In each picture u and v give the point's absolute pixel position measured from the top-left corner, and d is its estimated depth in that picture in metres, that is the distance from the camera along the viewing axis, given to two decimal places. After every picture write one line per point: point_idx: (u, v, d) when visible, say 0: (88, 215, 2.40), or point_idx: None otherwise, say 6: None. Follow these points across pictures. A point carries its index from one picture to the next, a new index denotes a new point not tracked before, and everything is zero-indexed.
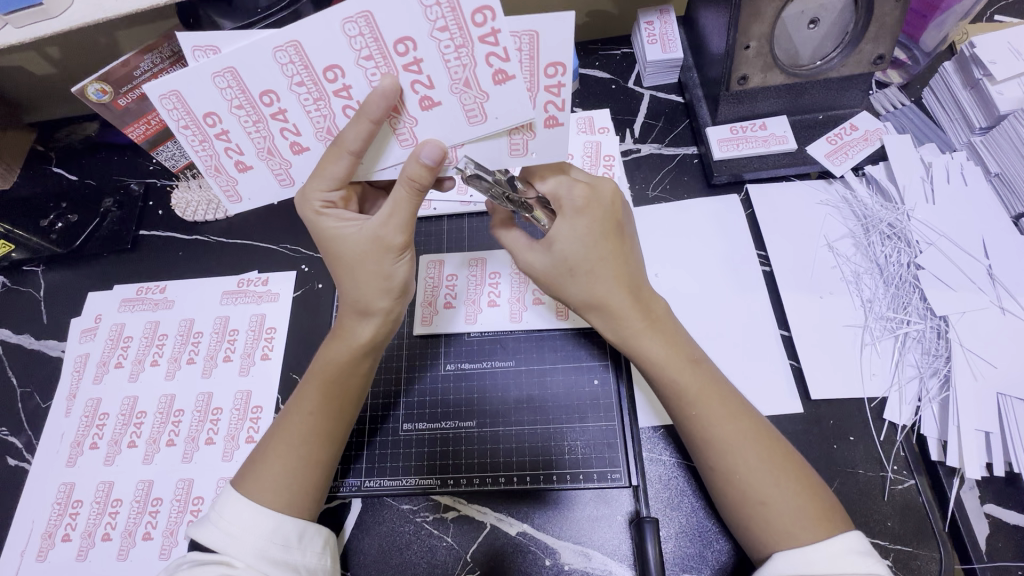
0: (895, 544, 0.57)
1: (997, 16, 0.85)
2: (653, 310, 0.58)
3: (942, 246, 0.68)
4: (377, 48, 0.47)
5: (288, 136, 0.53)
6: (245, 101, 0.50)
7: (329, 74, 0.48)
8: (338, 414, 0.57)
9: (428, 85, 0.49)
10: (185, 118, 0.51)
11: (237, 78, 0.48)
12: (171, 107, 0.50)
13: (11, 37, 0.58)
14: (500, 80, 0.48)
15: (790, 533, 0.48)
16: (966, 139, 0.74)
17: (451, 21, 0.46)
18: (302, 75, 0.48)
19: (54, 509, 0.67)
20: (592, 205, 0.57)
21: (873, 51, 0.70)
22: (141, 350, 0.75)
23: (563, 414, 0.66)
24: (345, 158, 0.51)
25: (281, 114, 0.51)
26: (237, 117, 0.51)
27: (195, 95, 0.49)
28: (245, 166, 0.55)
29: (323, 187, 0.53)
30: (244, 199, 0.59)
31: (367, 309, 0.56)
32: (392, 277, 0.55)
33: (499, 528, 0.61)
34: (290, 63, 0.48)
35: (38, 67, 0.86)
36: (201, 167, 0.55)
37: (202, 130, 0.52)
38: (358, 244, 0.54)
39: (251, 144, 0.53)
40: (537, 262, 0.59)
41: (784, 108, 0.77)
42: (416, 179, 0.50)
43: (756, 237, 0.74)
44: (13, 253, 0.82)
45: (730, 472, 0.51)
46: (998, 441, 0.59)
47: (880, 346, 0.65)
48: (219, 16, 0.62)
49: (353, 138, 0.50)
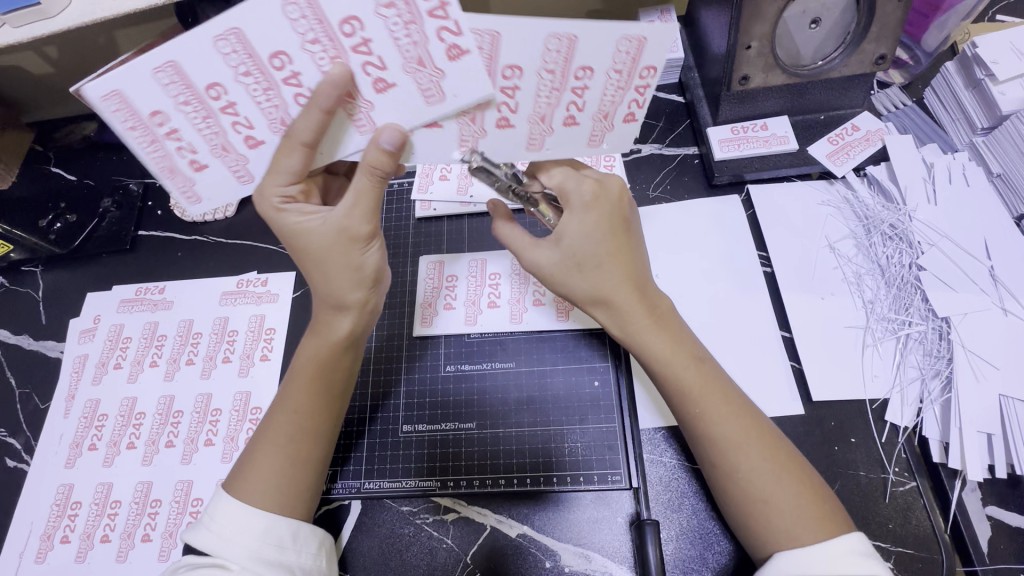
0: (897, 546, 0.57)
1: (999, 16, 0.85)
2: (656, 305, 0.58)
3: (943, 247, 0.67)
4: (321, 30, 0.45)
5: (241, 130, 0.51)
6: (191, 96, 0.48)
7: (275, 60, 0.47)
8: (322, 411, 0.57)
9: (380, 67, 0.48)
10: (130, 118, 0.49)
11: (180, 71, 0.47)
12: (114, 107, 0.48)
13: (10, 37, 0.58)
14: (455, 55, 0.47)
15: (792, 531, 0.48)
16: (968, 139, 0.74)
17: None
18: (248, 65, 0.47)
19: (53, 511, 0.66)
20: (600, 200, 0.57)
21: (875, 51, 0.69)
22: (140, 351, 0.74)
23: (564, 415, 0.65)
24: (297, 150, 0.50)
25: (230, 106, 0.49)
26: (185, 114, 0.49)
27: (137, 92, 0.47)
28: (200, 166, 0.53)
29: (279, 182, 0.52)
30: (204, 200, 0.56)
31: (339, 301, 0.56)
32: (363, 267, 0.55)
33: (499, 529, 0.61)
34: (233, 53, 0.46)
35: (36, 67, 0.86)
36: (155, 170, 0.52)
37: (151, 131, 0.50)
38: (325, 237, 0.53)
39: (203, 141, 0.51)
40: (542, 256, 0.59)
41: (785, 108, 0.77)
42: (378, 166, 0.50)
43: (757, 237, 0.73)
44: (12, 254, 0.82)
45: (731, 470, 0.51)
46: (1000, 443, 0.58)
47: (881, 347, 0.65)
48: (218, 17, 0.63)
49: (304, 129, 0.49)
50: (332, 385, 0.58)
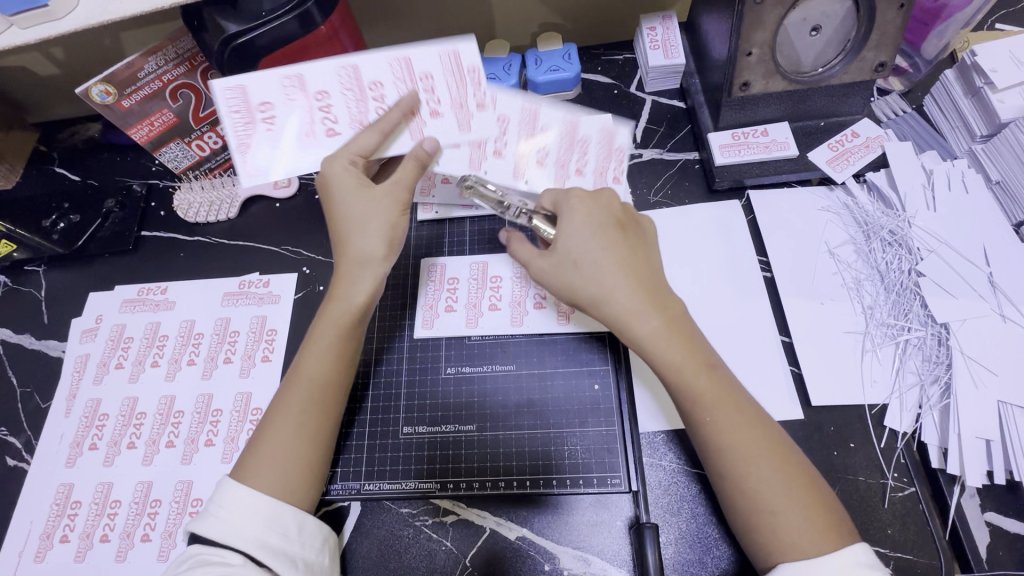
0: (896, 552, 0.57)
1: (998, 24, 0.85)
2: (669, 306, 0.57)
3: (942, 254, 0.68)
4: (405, 73, 0.63)
5: (323, 121, 0.64)
6: (298, 95, 0.63)
7: (371, 85, 0.64)
8: (339, 383, 0.58)
9: None
10: (239, 107, 0.63)
11: (300, 81, 0.63)
12: (232, 97, 0.62)
13: (18, 38, 0.58)
14: (481, 107, 0.66)
15: (797, 543, 0.48)
16: (967, 146, 0.74)
17: (453, 72, 0.65)
18: (352, 86, 0.64)
19: (53, 510, 0.66)
20: (593, 207, 0.60)
21: (875, 59, 0.70)
22: (142, 351, 0.75)
23: (564, 418, 0.66)
24: (369, 137, 0.61)
25: (325, 106, 0.64)
26: (287, 109, 0.63)
27: (257, 88, 0.63)
28: (275, 142, 0.63)
29: (346, 145, 0.60)
30: (261, 175, 0.64)
31: (368, 258, 0.59)
32: (392, 229, 0.59)
33: (498, 532, 0.61)
34: (345, 78, 0.63)
35: (42, 68, 0.87)
36: (234, 145, 0.63)
37: (251, 117, 0.63)
38: (364, 200, 0.59)
39: (290, 126, 0.64)
40: (544, 267, 0.60)
41: (786, 114, 0.77)
42: (422, 155, 0.62)
43: (758, 243, 0.74)
44: (14, 253, 0.82)
45: (739, 480, 0.51)
46: (998, 449, 0.59)
47: (881, 352, 0.65)
48: (224, 20, 0.62)
49: (369, 141, 0.61)
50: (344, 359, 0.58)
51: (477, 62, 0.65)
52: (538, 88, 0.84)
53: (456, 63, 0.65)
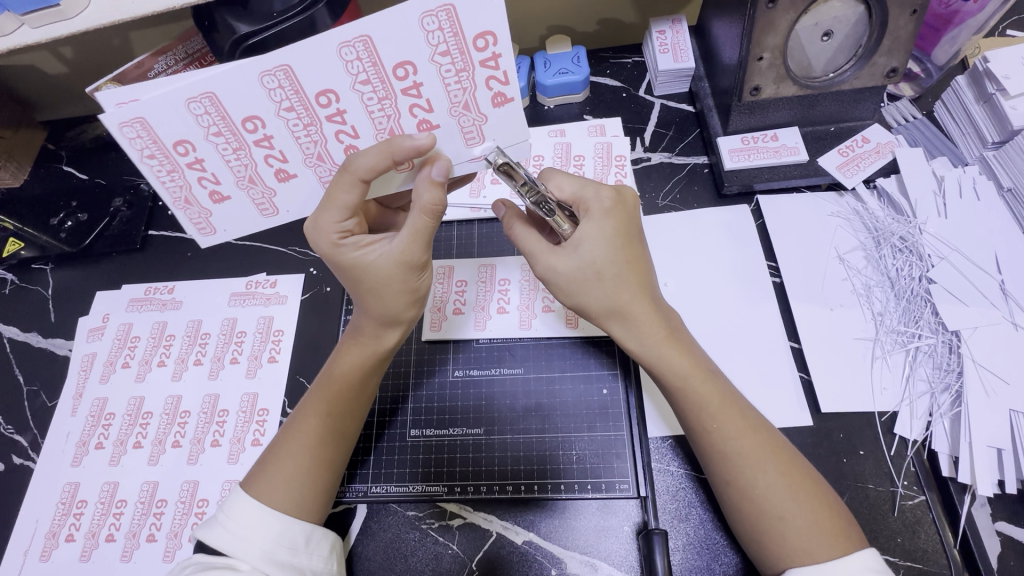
0: (906, 560, 0.57)
1: (1009, 31, 0.85)
2: (670, 320, 0.58)
3: (953, 261, 0.67)
4: (376, 72, 0.48)
5: (272, 163, 0.53)
6: (224, 128, 0.49)
7: (322, 98, 0.49)
8: (351, 413, 0.58)
9: (428, 109, 0.51)
10: (149, 147, 0.49)
11: (216, 103, 0.48)
12: (133, 135, 0.48)
13: (29, 37, 0.58)
14: (499, 102, 0.52)
15: (805, 548, 0.48)
16: (979, 153, 0.74)
17: (452, 44, 0.47)
18: (292, 100, 0.49)
19: (58, 509, 0.66)
20: (619, 208, 0.57)
21: (887, 64, 0.70)
22: (148, 351, 0.74)
23: (571, 423, 0.65)
24: (355, 186, 0.51)
25: (266, 140, 0.51)
26: (214, 145, 0.51)
27: (161, 122, 0.48)
28: (220, 197, 0.55)
29: (335, 218, 0.53)
30: (218, 231, 0.58)
31: (393, 320, 0.57)
32: (418, 289, 0.56)
33: (504, 536, 0.61)
34: (279, 88, 0.48)
35: (52, 67, 0.87)
36: (169, 200, 0.54)
37: (171, 159, 0.51)
38: (383, 270, 0.54)
39: (229, 173, 0.53)
40: (561, 265, 0.56)
41: (796, 119, 0.77)
42: (434, 203, 0.52)
43: (767, 248, 0.74)
44: (22, 251, 0.82)
45: (746, 485, 0.51)
46: (1010, 459, 0.58)
47: (890, 360, 0.65)
48: (235, 20, 0.62)
49: (365, 166, 0.49)
50: (357, 394, 0.58)
51: (488, 24, 0.47)
52: (547, 91, 0.84)
53: (455, 28, 0.46)
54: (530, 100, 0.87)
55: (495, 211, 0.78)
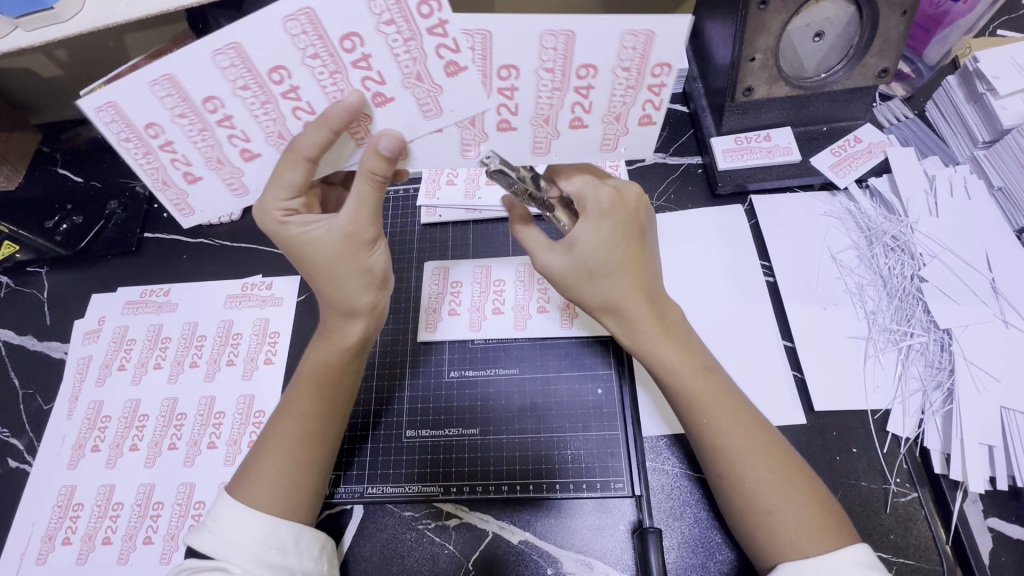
0: (899, 557, 0.57)
1: (1000, 31, 0.86)
2: (668, 315, 0.57)
3: (945, 259, 0.68)
4: (399, 12, 0.44)
5: (301, 116, 0.50)
6: (251, 80, 0.47)
7: (346, 43, 0.46)
8: (329, 412, 0.58)
9: (455, 49, 0.46)
10: (125, 131, 0.50)
11: (241, 54, 0.46)
12: (109, 119, 0.48)
13: (22, 40, 0.58)
14: (453, 72, 0.48)
15: (795, 543, 0.48)
16: (969, 152, 0.74)
17: (635, 64, 0.49)
18: (316, 46, 0.46)
19: (54, 512, 0.66)
20: (617, 209, 0.57)
21: (877, 65, 0.70)
22: (144, 353, 0.75)
23: (566, 422, 0.66)
24: (300, 165, 0.51)
25: (226, 119, 0.50)
26: (242, 100, 0.49)
27: (132, 105, 0.48)
28: (251, 154, 0.53)
29: (281, 196, 0.53)
30: (250, 190, 0.56)
31: (351, 307, 0.57)
32: (372, 270, 0.56)
33: (500, 535, 0.61)
34: (302, 34, 0.45)
35: (46, 69, 0.87)
36: (149, 182, 0.53)
37: (201, 118, 0.50)
38: (330, 245, 0.54)
39: (258, 129, 0.51)
40: (555, 260, 0.59)
41: (788, 120, 0.77)
42: (377, 171, 0.51)
43: (760, 247, 0.74)
44: (17, 254, 0.82)
45: (737, 481, 0.51)
46: (1000, 456, 0.59)
47: (883, 358, 0.65)
48: (230, 23, 0.63)
49: (309, 145, 0.50)
50: (338, 390, 0.58)
51: (668, 57, 0.49)
52: None
53: (567, 53, 0.48)
54: None
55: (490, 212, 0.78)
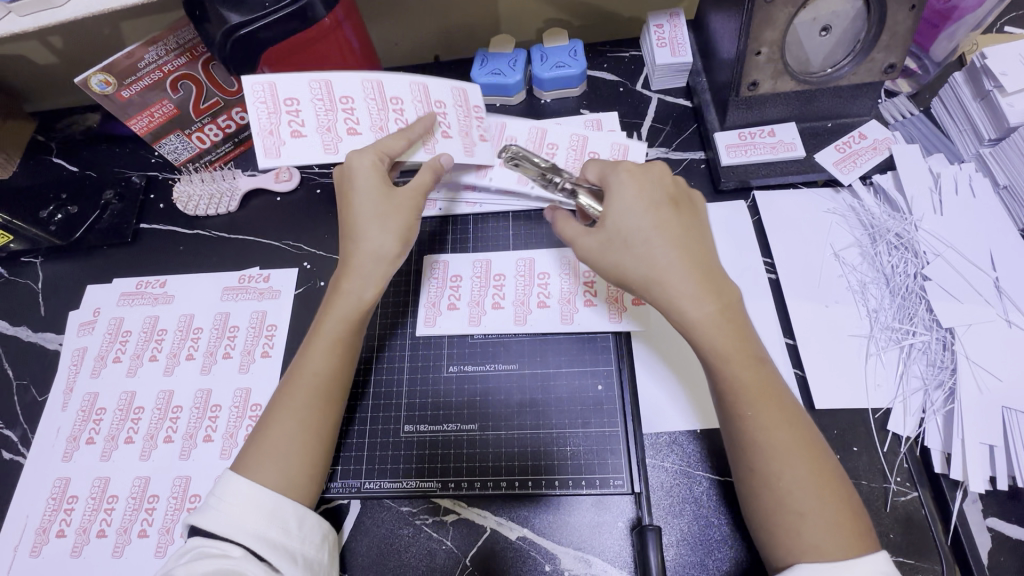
0: (899, 557, 0.57)
1: (1007, 28, 0.85)
2: (724, 293, 0.56)
3: (948, 258, 0.67)
4: (423, 100, 0.68)
5: (349, 122, 0.66)
6: (325, 95, 0.65)
7: (393, 100, 0.67)
8: (338, 379, 0.58)
9: (446, 129, 0.69)
10: (266, 99, 0.64)
11: (326, 86, 0.65)
12: (259, 92, 0.64)
13: (16, 25, 0.58)
14: None
15: (822, 545, 0.48)
16: (974, 150, 0.74)
17: (620, 155, 0.76)
18: (375, 96, 0.67)
19: (49, 504, 0.66)
20: (642, 179, 0.59)
21: (885, 60, 0.69)
22: (140, 345, 0.74)
23: (566, 419, 0.65)
24: (373, 154, 0.62)
25: (350, 110, 0.66)
26: (315, 106, 0.65)
27: (285, 84, 0.64)
28: (298, 134, 0.65)
29: (368, 159, 0.62)
30: (280, 158, 0.64)
31: (390, 255, 0.61)
32: (408, 227, 0.62)
33: (499, 532, 0.61)
34: (370, 91, 0.67)
35: (41, 56, 0.86)
36: (256, 129, 0.64)
37: (275, 106, 0.64)
38: (378, 200, 0.61)
39: (316, 121, 0.65)
40: (590, 242, 0.60)
41: (793, 115, 0.76)
42: (428, 177, 0.63)
43: (763, 244, 0.73)
44: (11, 244, 0.81)
45: (772, 477, 0.51)
46: (1001, 455, 0.58)
47: (884, 356, 0.65)
48: (225, 10, 0.61)
49: (392, 146, 0.63)
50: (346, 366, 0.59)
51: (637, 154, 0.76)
52: (543, 84, 0.83)
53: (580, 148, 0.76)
54: (527, 93, 0.86)
55: (490, 206, 0.78)
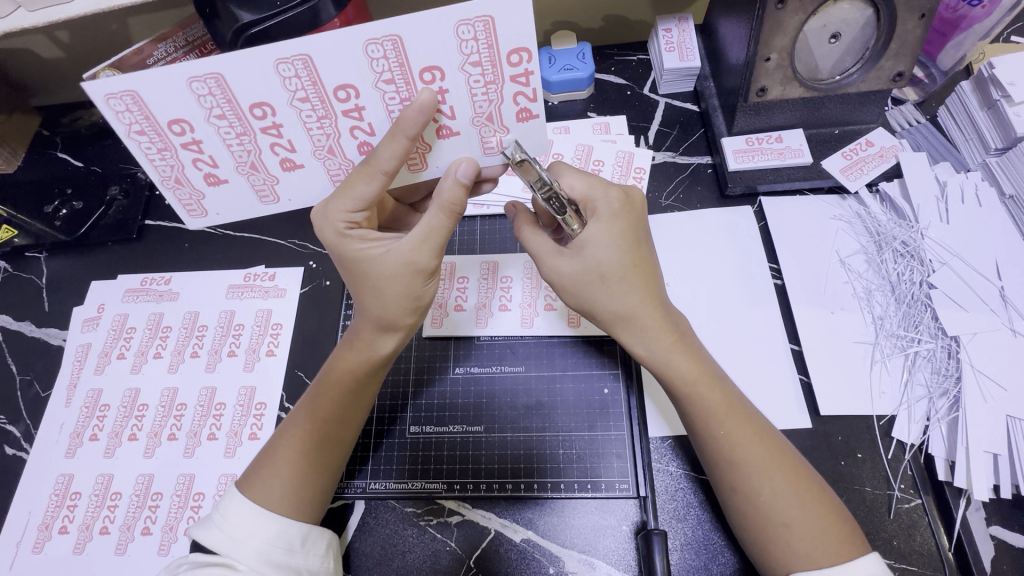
0: (901, 563, 0.57)
1: (1013, 37, 0.85)
2: (678, 326, 0.57)
3: (954, 266, 0.68)
4: (400, 72, 0.48)
5: (279, 151, 0.54)
6: (228, 111, 0.50)
7: (340, 93, 0.49)
8: (348, 418, 0.56)
9: (451, 116, 0.51)
10: (140, 122, 0.50)
11: (221, 85, 0.48)
12: (122, 107, 0.48)
13: (25, 20, 0.58)
14: (524, 117, 0.53)
15: (811, 554, 0.48)
16: (981, 159, 0.74)
17: (624, 165, 0.79)
18: (308, 90, 0.49)
19: (51, 500, 0.66)
20: (628, 210, 0.56)
21: (893, 68, 0.69)
22: (144, 342, 0.74)
23: (572, 422, 0.65)
24: (378, 177, 0.51)
25: (275, 128, 0.52)
26: (215, 127, 0.51)
27: (156, 98, 0.48)
28: (216, 179, 0.56)
29: (347, 208, 0.52)
30: (207, 213, 0.60)
31: (391, 325, 0.55)
32: (422, 296, 0.55)
33: (503, 534, 0.61)
34: (295, 78, 0.48)
35: (48, 51, 0.86)
36: (159, 179, 0.55)
37: (164, 137, 0.52)
38: (387, 267, 0.52)
39: (230, 158, 0.54)
40: (565, 267, 0.56)
41: (800, 121, 0.77)
42: (456, 201, 0.52)
43: (769, 249, 0.74)
44: (15, 239, 0.81)
45: (752, 493, 0.51)
46: (1005, 463, 0.58)
47: (889, 364, 0.65)
48: (236, 8, 0.60)
49: (387, 158, 0.49)
50: (352, 404, 0.56)
51: (643, 163, 0.79)
52: (551, 87, 0.84)
53: (585, 156, 0.80)
54: None
55: (498, 209, 0.78)
